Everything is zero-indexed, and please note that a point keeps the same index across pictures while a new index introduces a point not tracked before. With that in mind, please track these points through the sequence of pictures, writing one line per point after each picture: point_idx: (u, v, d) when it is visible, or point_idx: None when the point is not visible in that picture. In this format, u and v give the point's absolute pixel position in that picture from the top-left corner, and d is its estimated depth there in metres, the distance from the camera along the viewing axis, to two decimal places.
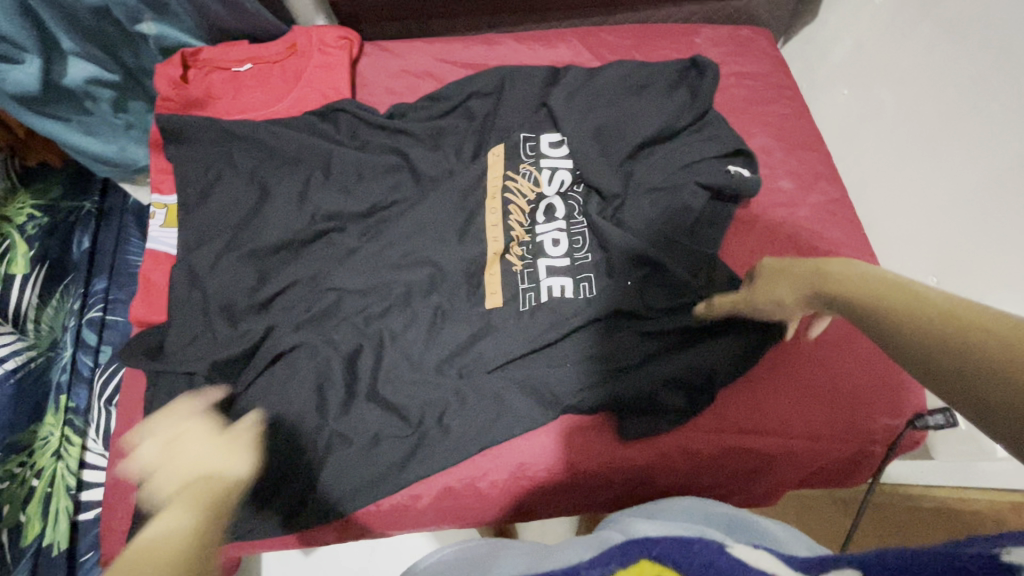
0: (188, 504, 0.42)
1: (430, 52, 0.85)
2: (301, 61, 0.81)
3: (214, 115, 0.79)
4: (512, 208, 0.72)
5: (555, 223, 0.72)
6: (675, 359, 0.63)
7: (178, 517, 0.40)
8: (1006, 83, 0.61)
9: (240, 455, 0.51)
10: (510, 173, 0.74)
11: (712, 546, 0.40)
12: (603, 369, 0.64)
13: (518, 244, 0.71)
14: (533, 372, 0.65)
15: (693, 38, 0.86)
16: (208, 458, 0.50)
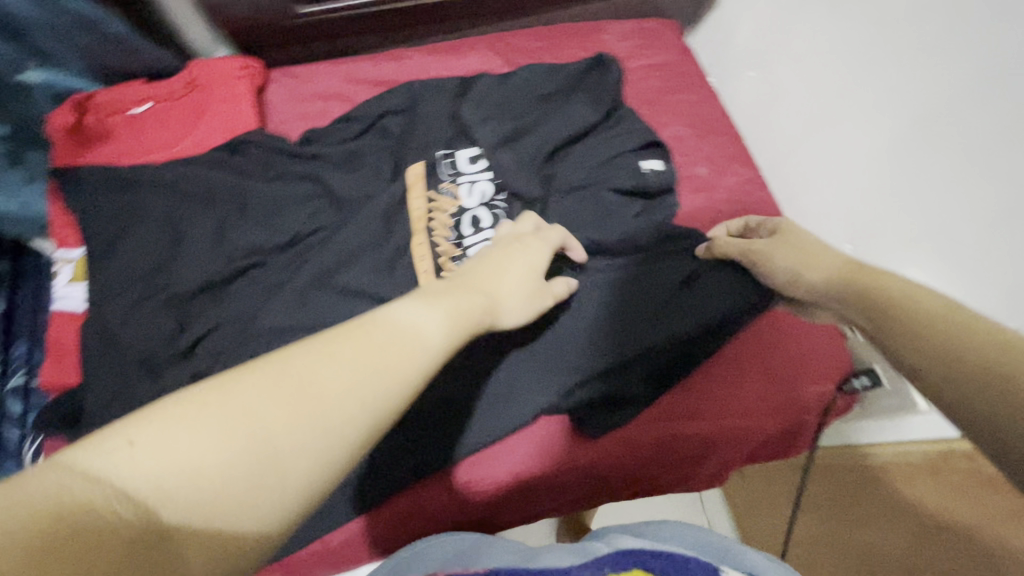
0: (452, 311, 0.42)
1: (338, 72, 0.83)
2: (204, 95, 0.78)
3: (114, 158, 0.75)
4: (435, 227, 0.72)
5: (483, 234, 0.71)
6: (617, 354, 0.63)
7: (437, 330, 0.40)
8: (890, 57, 0.65)
9: (521, 306, 0.50)
10: (431, 192, 0.74)
11: (706, 567, 0.44)
12: (543, 375, 0.63)
13: (448, 260, 0.70)
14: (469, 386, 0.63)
15: (601, 35, 0.87)
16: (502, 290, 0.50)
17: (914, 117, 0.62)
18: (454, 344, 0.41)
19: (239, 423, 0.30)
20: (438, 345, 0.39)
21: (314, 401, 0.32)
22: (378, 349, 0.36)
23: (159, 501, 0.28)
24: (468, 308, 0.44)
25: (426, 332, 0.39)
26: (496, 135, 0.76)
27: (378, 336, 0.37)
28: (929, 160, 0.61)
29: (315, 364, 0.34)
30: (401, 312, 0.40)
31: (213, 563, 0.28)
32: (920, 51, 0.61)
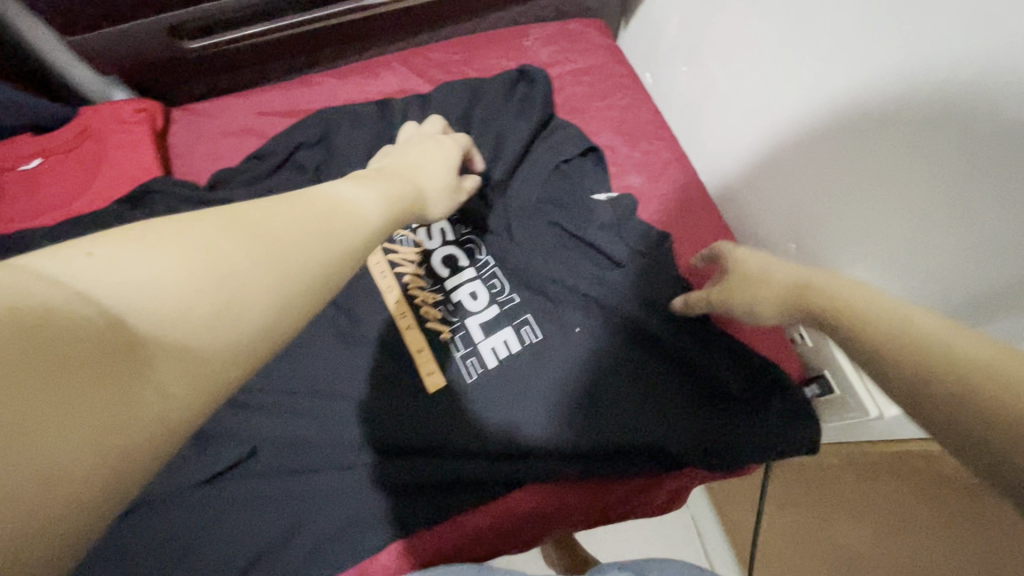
0: (388, 195, 0.40)
1: (246, 106, 0.78)
2: (98, 144, 0.73)
3: (7, 221, 0.70)
4: (409, 279, 0.69)
5: (465, 276, 0.68)
6: (557, 375, 0.63)
7: (369, 198, 0.37)
8: (810, 48, 0.60)
9: (442, 202, 0.48)
10: (388, 246, 0.70)
11: None
12: (480, 407, 0.63)
13: (433, 308, 0.67)
14: (403, 432, 0.62)
15: (523, 42, 0.83)
16: (422, 177, 0.47)
17: (839, 112, 0.58)
18: (390, 225, 0.39)
19: (198, 252, 0.26)
20: (375, 219, 0.36)
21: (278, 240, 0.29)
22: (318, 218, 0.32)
23: (131, 316, 0.24)
24: (401, 195, 0.41)
25: (368, 207, 0.36)
26: None
27: (319, 205, 0.33)
28: (855, 152, 0.57)
29: (268, 210, 0.30)
30: (340, 187, 0.36)
31: (192, 385, 0.25)
32: (835, 42, 0.57)
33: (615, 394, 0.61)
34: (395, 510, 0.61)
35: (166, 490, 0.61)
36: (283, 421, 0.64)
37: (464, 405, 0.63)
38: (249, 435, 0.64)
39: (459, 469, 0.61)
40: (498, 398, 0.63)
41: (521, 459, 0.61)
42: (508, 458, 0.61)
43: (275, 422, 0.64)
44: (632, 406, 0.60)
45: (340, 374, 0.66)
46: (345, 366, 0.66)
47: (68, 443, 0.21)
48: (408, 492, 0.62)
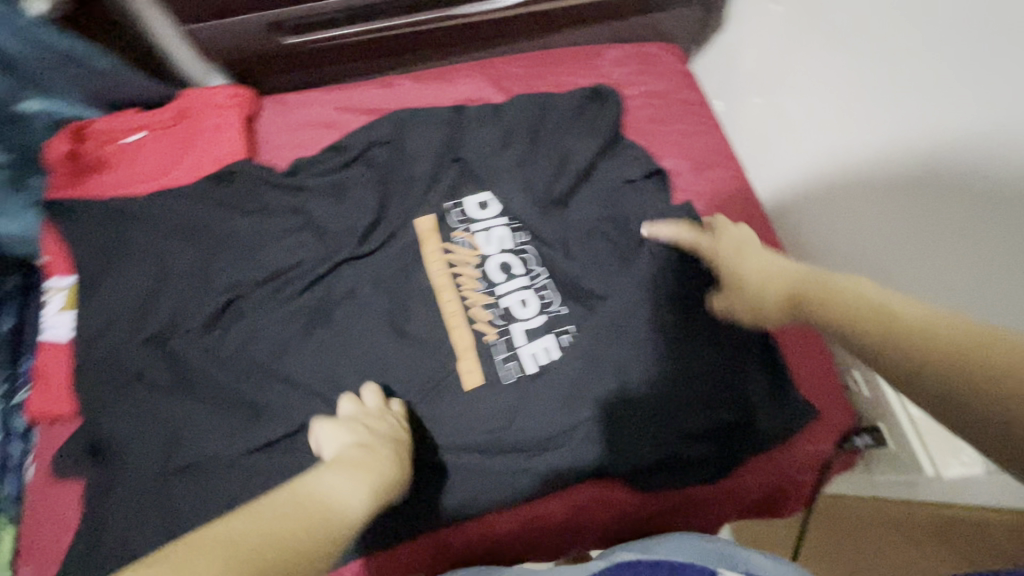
0: (367, 473, 0.48)
1: (329, 101, 0.83)
2: (194, 124, 0.79)
3: (107, 187, 0.76)
4: (462, 280, 0.69)
5: (517, 282, 0.69)
6: (606, 391, 0.62)
7: (354, 481, 0.46)
8: (899, 94, 0.59)
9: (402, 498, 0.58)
10: (446, 245, 0.71)
11: None
12: (522, 416, 0.63)
13: (483, 309, 0.68)
14: (441, 426, 0.64)
15: (598, 61, 0.85)
16: (379, 472, 0.49)
17: (923, 159, 0.57)
18: (370, 497, 0.46)
19: (240, 537, 0.35)
20: (359, 502, 0.44)
21: (309, 515, 0.39)
22: (310, 504, 0.40)
23: None
24: (374, 471, 0.49)
25: (351, 493, 0.44)
26: (484, 169, 0.74)
27: (301, 506, 0.39)
28: (934, 200, 0.56)
29: (251, 526, 0.36)
30: (334, 472, 0.45)
31: None
32: (926, 93, 0.56)
33: (664, 417, 0.61)
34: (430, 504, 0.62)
35: (214, 457, 0.64)
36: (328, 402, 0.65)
37: (505, 408, 0.64)
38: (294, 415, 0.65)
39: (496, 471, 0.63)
40: (542, 405, 0.63)
41: (567, 466, 0.62)
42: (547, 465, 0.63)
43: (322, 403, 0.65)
44: (677, 428, 0.61)
45: (386, 364, 0.67)
46: (392, 358, 0.67)
47: None
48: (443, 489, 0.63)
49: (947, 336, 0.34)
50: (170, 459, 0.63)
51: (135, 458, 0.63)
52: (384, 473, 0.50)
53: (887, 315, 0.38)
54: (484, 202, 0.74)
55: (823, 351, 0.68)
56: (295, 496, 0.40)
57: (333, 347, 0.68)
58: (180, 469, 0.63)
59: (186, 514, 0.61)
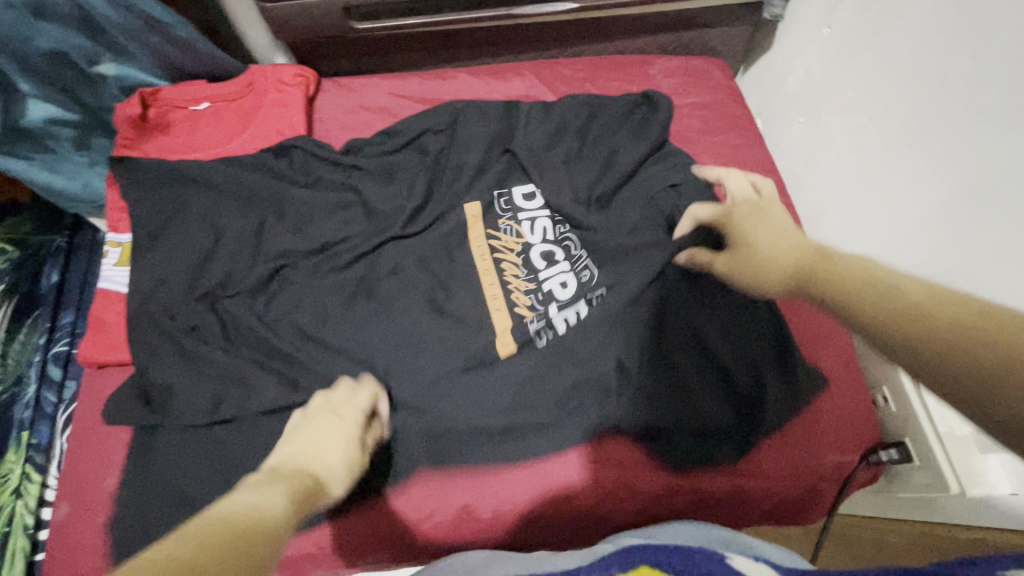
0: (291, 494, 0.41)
1: (385, 87, 0.86)
2: (257, 99, 0.82)
3: (168, 150, 0.80)
4: (505, 266, 0.72)
5: (558, 267, 0.72)
6: (632, 383, 0.64)
7: (274, 502, 0.39)
8: (944, 118, 0.61)
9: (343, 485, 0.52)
10: (491, 231, 0.74)
11: (710, 558, 0.50)
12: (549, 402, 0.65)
13: (524, 292, 0.70)
14: (472, 400, 0.65)
15: (647, 69, 0.88)
16: (299, 488, 0.43)
17: (972, 181, 0.58)
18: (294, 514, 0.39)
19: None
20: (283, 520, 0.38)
21: (225, 542, 0.32)
22: (223, 527, 0.33)
23: None
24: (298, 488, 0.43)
25: (270, 511, 0.37)
26: (532, 163, 0.76)
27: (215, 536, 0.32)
28: (978, 224, 0.57)
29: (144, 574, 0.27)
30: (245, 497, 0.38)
31: None
32: (975, 117, 0.58)
33: (684, 397, 0.64)
34: (458, 476, 0.64)
35: (252, 416, 0.65)
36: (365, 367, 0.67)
37: (538, 390, 0.65)
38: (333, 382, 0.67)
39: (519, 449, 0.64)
40: (574, 386, 0.65)
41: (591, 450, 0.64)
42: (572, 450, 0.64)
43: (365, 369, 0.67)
44: (696, 410, 0.63)
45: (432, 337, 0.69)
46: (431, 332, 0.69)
47: None
48: (470, 460, 0.64)
49: (947, 317, 0.35)
50: (209, 413, 0.65)
51: (176, 408, 0.65)
52: (304, 486, 0.44)
53: (877, 293, 0.40)
54: (528, 192, 0.77)
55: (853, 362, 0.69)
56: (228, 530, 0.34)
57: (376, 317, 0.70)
58: (218, 422, 0.65)
59: (222, 466, 0.63)
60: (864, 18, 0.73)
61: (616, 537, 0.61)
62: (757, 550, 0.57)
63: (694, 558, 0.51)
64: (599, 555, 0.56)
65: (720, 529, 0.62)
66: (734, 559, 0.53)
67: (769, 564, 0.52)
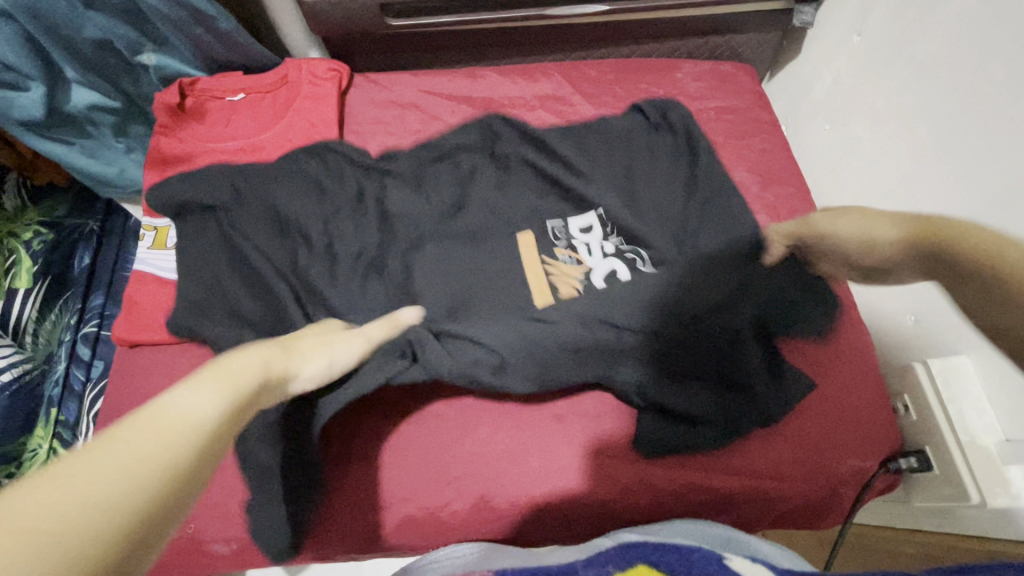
0: (226, 377, 0.38)
1: (416, 84, 0.88)
2: (291, 91, 0.84)
3: (205, 139, 0.83)
4: (560, 284, 0.69)
5: (614, 267, 0.70)
6: (642, 385, 0.63)
7: (213, 400, 0.35)
8: (975, 126, 0.61)
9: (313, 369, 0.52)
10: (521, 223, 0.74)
11: (708, 557, 0.52)
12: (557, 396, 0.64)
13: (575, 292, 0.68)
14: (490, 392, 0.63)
15: (675, 73, 0.88)
16: (252, 367, 0.42)
17: (1002, 191, 0.58)
18: (239, 407, 0.37)
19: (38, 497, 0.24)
20: (220, 420, 0.34)
21: (158, 427, 0.30)
22: (162, 416, 0.31)
23: None
24: (245, 372, 0.40)
25: (201, 406, 0.33)
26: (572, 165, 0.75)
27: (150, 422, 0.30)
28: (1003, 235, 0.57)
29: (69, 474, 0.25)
30: (178, 391, 0.33)
31: None
32: (1006, 127, 0.58)
33: (695, 384, 0.63)
34: (474, 468, 0.65)
35: None
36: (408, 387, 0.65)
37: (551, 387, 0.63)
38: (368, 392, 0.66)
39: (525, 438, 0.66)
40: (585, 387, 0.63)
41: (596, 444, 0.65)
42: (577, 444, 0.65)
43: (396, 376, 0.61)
44: (702, 397, 0.62)
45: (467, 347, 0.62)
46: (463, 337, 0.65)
47: None
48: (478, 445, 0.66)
49: None
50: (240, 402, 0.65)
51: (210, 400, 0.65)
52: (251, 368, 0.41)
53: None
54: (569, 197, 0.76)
55: (875, 372, 0.68)
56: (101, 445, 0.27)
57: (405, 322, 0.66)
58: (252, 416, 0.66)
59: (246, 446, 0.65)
60: (897, 26, 0.73)
61: (623, 531, 0.61)
62: (757, 548, 0.58)
63: (691, 557, 0.52)
64: (600, 548, 0.57)
65: (722, 527, 0.63)
66: (734, 558, 0.54)
67: (767, 564, 0.53)
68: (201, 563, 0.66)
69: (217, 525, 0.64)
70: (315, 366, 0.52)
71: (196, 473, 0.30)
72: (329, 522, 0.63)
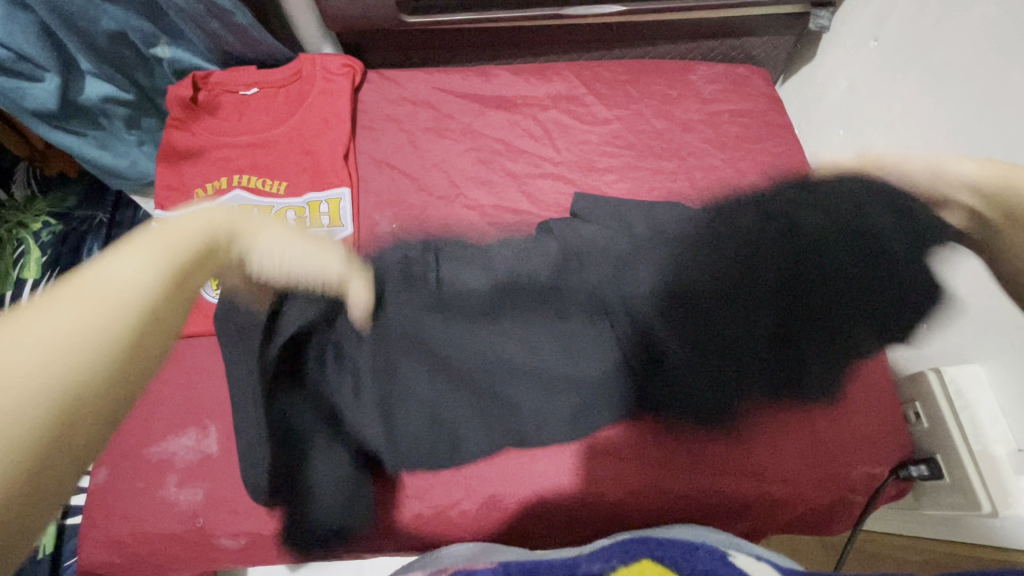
0: (169, 249, 0.32)
1: (429, 82, 0.88)
2: (304, 87, 0.84)
3: (218, 133, 0.83)
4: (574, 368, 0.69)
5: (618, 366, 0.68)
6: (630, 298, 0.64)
7: (144, 268, 0.29)
8: (993, 133, 0.61)
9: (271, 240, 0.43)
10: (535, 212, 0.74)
11: (712, 555, 0.52)
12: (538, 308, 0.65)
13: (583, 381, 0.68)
14: (475, 333, 0.63)
15: (689, 75, 0.88)
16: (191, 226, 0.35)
17: None
18: (179, 281, 0.31)
19: None
20: (157, 286, 0.29)
21: (83, 305, 0.25)
22: (96, 289, 0.26)
23: None
24: (190, 244, 0.34)
25: (134, 273, 0.28)
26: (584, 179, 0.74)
27: (79, 295, 0.26)
28: None
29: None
30: (110, 256, 0.29)
31: None
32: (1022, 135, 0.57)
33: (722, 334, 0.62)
34: (485, 474, 0.65)
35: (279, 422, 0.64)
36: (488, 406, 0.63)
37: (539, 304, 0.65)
38: (450, 418, 0.62)
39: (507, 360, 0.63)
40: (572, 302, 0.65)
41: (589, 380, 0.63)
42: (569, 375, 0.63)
43: (456, 371, 0.63)
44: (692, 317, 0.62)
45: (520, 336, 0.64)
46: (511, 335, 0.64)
47: None
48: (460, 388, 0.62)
49: None
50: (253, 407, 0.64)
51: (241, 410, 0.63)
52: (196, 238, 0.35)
53: None
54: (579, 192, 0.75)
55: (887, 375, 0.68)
56: (23, 310, 0.24)
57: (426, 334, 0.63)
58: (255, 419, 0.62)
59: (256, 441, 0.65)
60: (915, 31, 0.72)
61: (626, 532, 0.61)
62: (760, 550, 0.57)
63: (694, 552, 0.52)
64: (601, 545, 0.58)
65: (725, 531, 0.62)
66: (738, 556, 0.54)
67: (772, 564, 0.53)
68: (208, 557, 0.66)
69: (224, 520, 0.64)
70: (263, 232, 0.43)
71: (134, 354, 0.26)
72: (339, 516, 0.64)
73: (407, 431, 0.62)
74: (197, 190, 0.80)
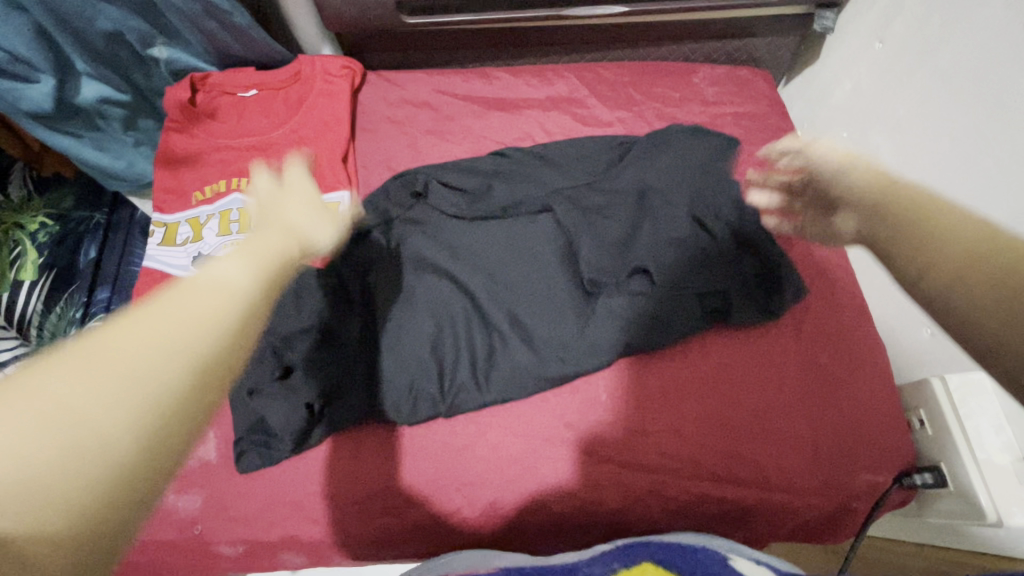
0: (256, 255, 0.35)
1: (430, 83, 0.87)
2: (303, 88, 0.83)
3: (217, 135, 0.82)
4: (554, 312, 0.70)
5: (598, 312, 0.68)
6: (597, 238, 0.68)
7: (241, 272, 0.33)
8: (1000, 137, 0.60)
9: (323, 218, 0.43)
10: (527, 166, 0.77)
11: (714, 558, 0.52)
12: (514, 250, 0.70)
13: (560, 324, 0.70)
14: (459, 274, 0.68)
15: (692, 77, 0.87)
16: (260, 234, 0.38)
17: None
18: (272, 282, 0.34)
19: (96, 372, 0.26)
20: (254, 288, 0.32)
21: (201, 309, 0.30)
22: (208, 294, 0.30)
23: (37, 494, 0.23)
24: (269, 247, 0.36)
25: (233, 277, 0.32)
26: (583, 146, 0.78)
27: (197, 298, 0.30)
28: None
29: (119, 340, 0.27)
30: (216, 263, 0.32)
31: (85, 463, 0.24)
32: None
33: (683, 271, 0.66)
34: (486, 481, 0.64)
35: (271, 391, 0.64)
36: (478, 306, 0.67)
37: (518, 249, 0.70)
38: (430, 356, 0.64)
39: (482, 299, 0.67)
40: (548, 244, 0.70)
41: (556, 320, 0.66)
42: (539, 315, 0.66)
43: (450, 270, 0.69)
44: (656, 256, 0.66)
45: (506, 243, 0.71)
46: (495, 237, 0.71)
47: (81, 489, 0.24)
48: (442, 331, 0.65)
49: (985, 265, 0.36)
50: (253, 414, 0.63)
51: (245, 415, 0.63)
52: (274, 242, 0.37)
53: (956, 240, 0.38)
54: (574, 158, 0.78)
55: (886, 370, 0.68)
56: (155, 309, 0.29)
57: (429, 271, 0.69)
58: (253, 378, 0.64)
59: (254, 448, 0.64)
60: (921, 33, 0.72)
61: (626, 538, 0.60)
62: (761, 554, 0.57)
63: (695, 554, 0.53)
64: (602, 549, 0.57)
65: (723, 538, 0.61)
66: (739, 558, 0.54)
67: (772, 564, 0.53)
68: (207, 565, 0.65)
69: (223, 527, 0.63)
70: (317, 214, 0.43)
71: (240, 351, 0.30)
72: (338, 525, 0.63)
73: (390, 378, 0.63)
74: (195, 193, 0.79)
